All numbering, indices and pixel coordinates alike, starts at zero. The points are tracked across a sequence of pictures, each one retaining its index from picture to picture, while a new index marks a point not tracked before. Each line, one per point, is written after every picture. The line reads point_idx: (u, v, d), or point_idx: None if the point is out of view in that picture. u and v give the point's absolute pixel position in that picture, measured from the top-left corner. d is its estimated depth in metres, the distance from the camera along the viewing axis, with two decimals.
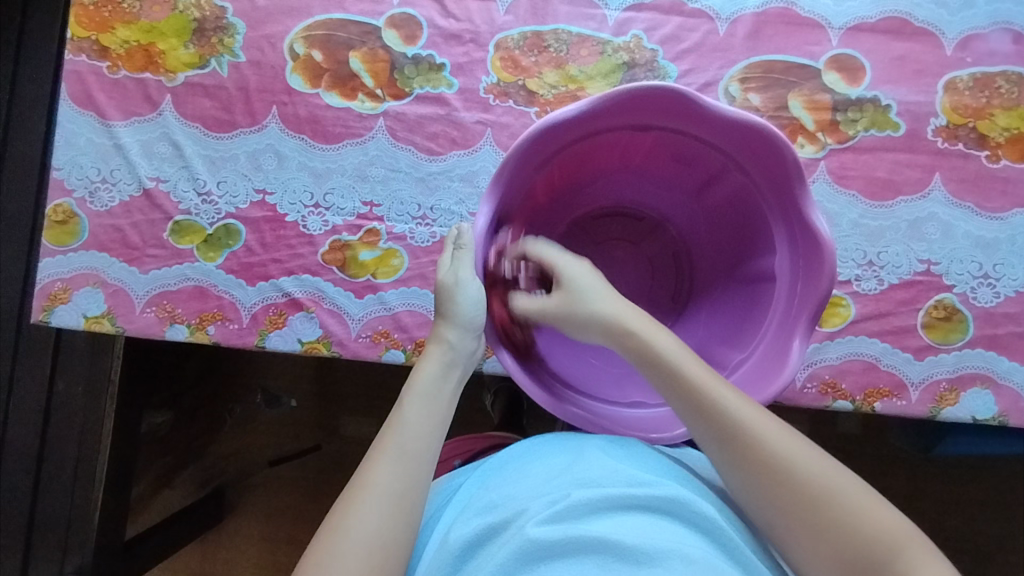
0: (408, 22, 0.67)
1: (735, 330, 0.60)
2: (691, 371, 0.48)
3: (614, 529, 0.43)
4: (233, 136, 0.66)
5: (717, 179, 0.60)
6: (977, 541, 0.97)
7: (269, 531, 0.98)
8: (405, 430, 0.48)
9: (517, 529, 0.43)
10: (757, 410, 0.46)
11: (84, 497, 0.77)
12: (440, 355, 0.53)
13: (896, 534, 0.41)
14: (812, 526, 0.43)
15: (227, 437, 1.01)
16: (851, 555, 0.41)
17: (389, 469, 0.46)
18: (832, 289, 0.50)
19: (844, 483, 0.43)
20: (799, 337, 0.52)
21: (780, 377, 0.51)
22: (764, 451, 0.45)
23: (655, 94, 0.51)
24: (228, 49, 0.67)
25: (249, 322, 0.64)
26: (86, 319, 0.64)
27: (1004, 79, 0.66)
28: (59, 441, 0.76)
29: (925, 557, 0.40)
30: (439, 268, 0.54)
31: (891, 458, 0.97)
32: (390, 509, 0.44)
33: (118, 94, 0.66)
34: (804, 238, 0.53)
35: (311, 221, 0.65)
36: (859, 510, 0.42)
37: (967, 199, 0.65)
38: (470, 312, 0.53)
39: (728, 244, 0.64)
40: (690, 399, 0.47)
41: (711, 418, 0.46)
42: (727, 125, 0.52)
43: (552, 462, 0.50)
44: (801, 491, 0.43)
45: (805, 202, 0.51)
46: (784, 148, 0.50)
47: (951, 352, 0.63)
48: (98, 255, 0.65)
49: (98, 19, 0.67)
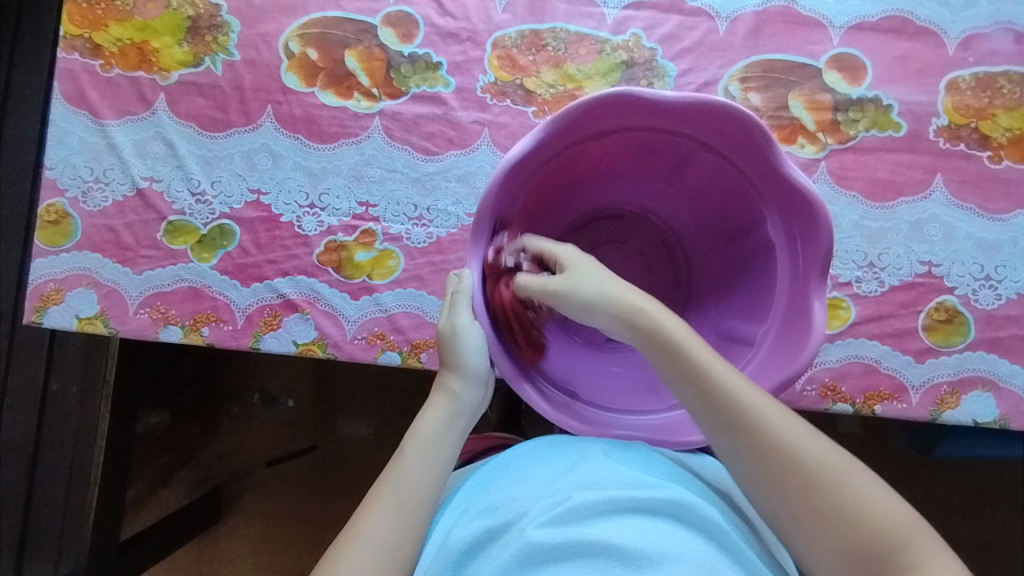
0: (405, 21, 0.66)
1: (749, 303, 0.59)
2: (701, 357, 0.46)
3: (615, 532, 0.42)
4: (228, 135, 0.65)
5: (691, 163, 0.58)
6: (978, 544, 0.96)
7: (266, 532, 0.98)
8: (401, 480, 0.48)
9: (518, 530, 0.43)
10: (769, 401, 0.45)
11: (78, 496, 0.77)
12: (444, 404, 0.53)
13: (902, 524, 0.41)
14: (818, 515, 0.42)
15: (225, 438, 1.00)
16: (858, 549, 0.41)
17: (382, 521, 0.46)
18: (833, 238, 0.50)
19: (851, 470, 0.43)
20: (816, 295, 0.51)
21: (804, 351, 0.50)
22: (778, 442, 0.43)
23: (611, 101, 0.50)
24: (222, 48, 0.66)
25: (243, 323, 0.63)
26: (79, 319, 0.63)
27: (1007, 79, 0.65)
28: (55, 439, 0.75)
29: (929, 552, 0.41)
30: (440, 315, 0.54)
31: (891, 459, 0.97)
32: (382, 560, 0.45)
33: (111, 92, 0.66)
34: (790, 202, 0.52)
35: (306, 221, 0.64)
36: (864, 499, 0.42)
37: (968, 200, 0.64)
38: (476, 360, 0.53)
39: (719, 226, 0.63)
40: (697, 386, 0.45)
41: (718, 404, 0.45)
42: (688, 111, 0.51)
43: (553, 465, 0.49)
44: (811, 481, 0.42)
45: (783, 164, 0.50)
46: (744, 116, 0.50)
47: (952, 355, 0.62)
48: (91, 255, 0.64)
49: (91, 17, 0.66)
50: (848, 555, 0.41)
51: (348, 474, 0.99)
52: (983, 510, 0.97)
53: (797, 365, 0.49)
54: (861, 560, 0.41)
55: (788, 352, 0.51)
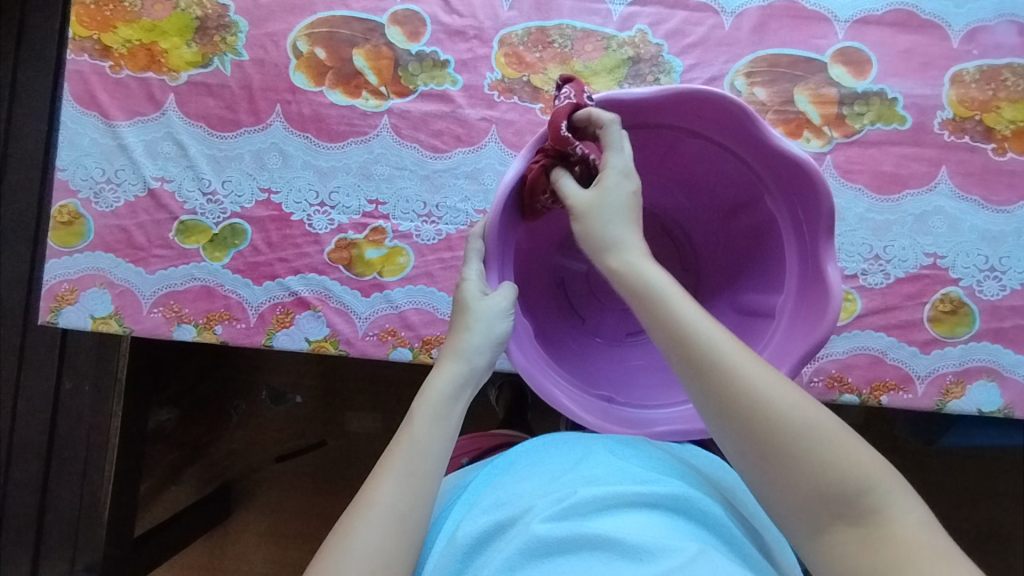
0: (412, 19, 0.67)
1: (766, 275, 0.58)
2: (678, 300, 0.44)
3: (618, 528, 0.43)
4: (238, 135, 0.66)
5: (677, 148, 0.58)
6: (978, 529, 0.98)
7: (278, 524, 0.99)
8: (411, 445, 0.47)
9: (522, 525, 0.44)
10: (744, 349, 0.43)
11: (93, 493, 0.77)
12: (456, 367, 0.50)
13: (870, 471, 0.40)
14: (788, 466, 0.40)
15: (234, 434, 1.01)
16: (826, 494, 0.40)
17: (394, 485, 0.45)
18: (831, 197, 0.50)
19: (821, 418, 0.41)
20: (829, 259, 0.50)
21: (826, 318, 0.49)
22: (746, 383, 0.42)
23: (590, 110, 0.50)
24: (230, 48, 0.66)
25: (256, 321, 0.64)
26: (93, 319, 0.64)
27: (1011, 72, 0.65)
28: (68, 440, 0.77)
29: (894, 495, 0.39)
30: (463, 284, 0.52)
31: (893, 448, 0.98)
32: (395, 524, 0.44)
33: (121, 94, 0.66)
34: (783, 169, 0.52)
35: (316, 219, 0.65)
36: (833, 445, 0.40)
37: (973, 192, 0.65)
38: (492, 327, 0.50)
39: (718, 202, 0.63)
40: (669, 326, 0.44)
41: (689, 349, 0.43)
42: (663, 101, 0.51)
43: (557, 462, 0.50)
44: (780, 432, 0.41)
45: (769, 135, 0.50)
46: (722, 98, 0.50)
47: (956, 345, 0.63)
48: (104, 256, 0.65)
49: (100, 18, 0.66)
50: (816, 501, 0.40)
51: (358, 468, 1.00)
52: (985, 498, 0.98)
53: (819, 335, 0.49)
54: (822, 504, 0.40)
55: (809, 322, 0.51)
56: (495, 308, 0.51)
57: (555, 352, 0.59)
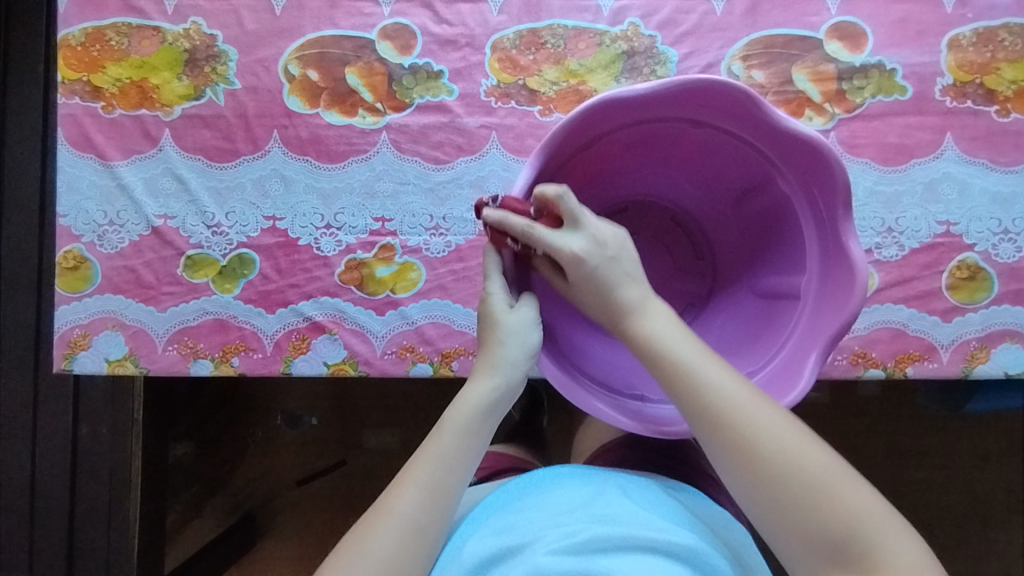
0: (402, 32, 0.66)
1: (785, 255, 0.58)
2: (681, 350, 0.45)
3: (627, 568, 0.41)
4: (237, 164, 0.65)
5: (681, 138, 0.58)
6: (1008, 489, 0.98)
7: (305, 549, 0.98)
8: (436, 457, 0.47)
9: (529, 554, 0.42)
10: (748, 391, 0.44)
11: (121, 539, 0.77)
12: (492, 381, 0.49)
13: (865, 517, 0.40)
14: (779, 504, 0.41)
15: (253, 462, 1.00)
16: (816, 534, 0.41)
17: (416, 497, 0.45)
18: (846, 172, 0.49)
19: (817, 461, 0.42)
20: (849, 235, 0.50)
21: (854, 292, 0.49)
22: (753, 436, 0.42)
23: (592, 111, 0.50)
24: (222, 77, 0.66)
25: (272, 350, 0.64)
26: (109, 362, 0.64)
27: (1007, 32, 0.65)
28: (89, 485, 0.76)
29: (890, 541, 0.40)
30: (488, 299, 0.51)
31: (917, 417, 0.97)
32: (408, 538, 0.44)
33: (116, 133, 0.65)
34: (792, 147, 0.52)
35: (324, 242, 0.65)
36: (829, 490, 0.41)
37: (980, 155, 0.64)
38: (524, 338, 0.50)
39: (725, 188, 0.62)
40: (671, 372, 0.45)
41: (691, 394, 0.44)
42: (664, 96, 0.51)
43: (574, 493, 0.48)
44: (776, 474, 0.42)
45: (777, 118, 0.50)
46: (723, 85, 0.49)
47: (977, 311, 0.63)
48: (113, 298, 0.64)
49: (87, 58, 0.65)
50: (806, 536, 0.41)
51: (380, 485, 0.99)
52: (1013, 456, 0.98)
53: (849, 313, 0.49)
54: (817, 544, 0.41)
55: (837, 299, 0.51)
56: (524, 317, 0.50)
57: (581, 356, 0.58)
